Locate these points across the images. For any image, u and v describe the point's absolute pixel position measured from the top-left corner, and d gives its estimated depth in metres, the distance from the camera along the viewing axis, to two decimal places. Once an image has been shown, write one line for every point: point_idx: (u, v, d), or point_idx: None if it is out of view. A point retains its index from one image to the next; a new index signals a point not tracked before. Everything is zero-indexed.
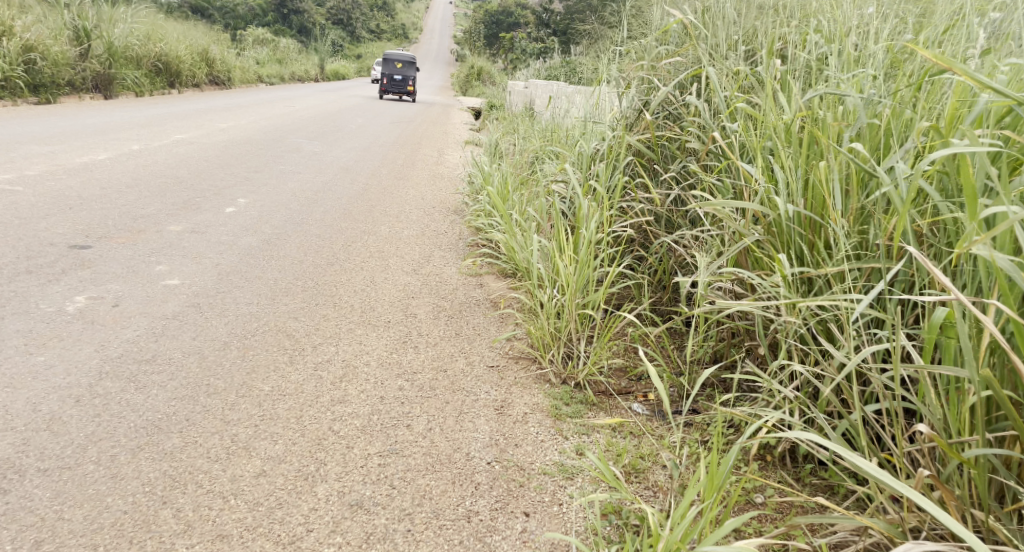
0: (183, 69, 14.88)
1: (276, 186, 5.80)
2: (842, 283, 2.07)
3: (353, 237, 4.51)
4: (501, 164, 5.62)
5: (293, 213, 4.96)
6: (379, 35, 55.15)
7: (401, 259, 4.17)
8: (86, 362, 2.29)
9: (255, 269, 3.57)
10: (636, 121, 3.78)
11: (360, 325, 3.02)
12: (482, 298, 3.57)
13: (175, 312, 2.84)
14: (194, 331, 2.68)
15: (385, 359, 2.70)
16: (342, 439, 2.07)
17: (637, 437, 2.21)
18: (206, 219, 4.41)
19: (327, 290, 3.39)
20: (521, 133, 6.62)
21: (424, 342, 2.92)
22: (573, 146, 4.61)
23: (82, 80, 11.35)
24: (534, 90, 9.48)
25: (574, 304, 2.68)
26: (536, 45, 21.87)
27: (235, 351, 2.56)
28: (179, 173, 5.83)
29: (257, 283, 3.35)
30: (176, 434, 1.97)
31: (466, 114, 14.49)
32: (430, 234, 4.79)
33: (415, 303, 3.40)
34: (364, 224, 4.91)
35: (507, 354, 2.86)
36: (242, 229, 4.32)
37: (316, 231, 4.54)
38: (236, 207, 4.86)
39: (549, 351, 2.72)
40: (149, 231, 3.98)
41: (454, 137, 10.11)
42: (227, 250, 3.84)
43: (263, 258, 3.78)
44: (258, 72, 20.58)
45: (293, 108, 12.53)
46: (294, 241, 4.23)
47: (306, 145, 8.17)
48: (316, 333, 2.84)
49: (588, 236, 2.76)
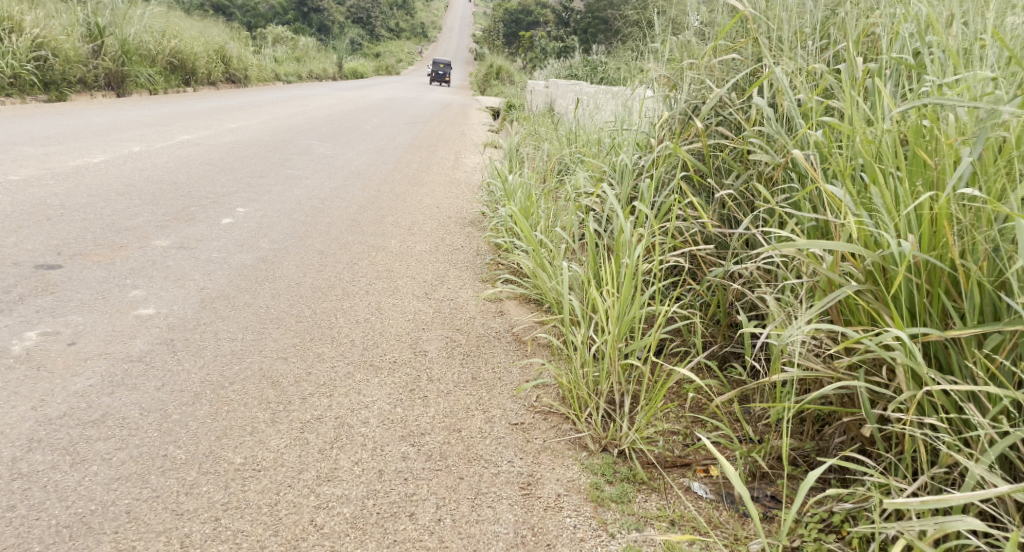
0: (199, 66, 14.54)
1: (281, 193, 5.38)
2: (977, 349, 1.57)
3: (360, 253, 4.08)
4: (523, 171, 5.17)
5: (297, 224, 4.53)
6: (400, 34, 54.76)
7: (412, 280, 3.73)
8: (17, 427, 1.89)
9: (246, 294, 3.14)
10: (682, 129, 3.34)
11: (359, 367, 2.57)
12: (502, 331, 3.12)
13: (143, 350, 2.41)
14: (161, 378, 2.24)
15: (388, 414, 2.26)
16: (324, 540, 1.67)
17: (704, 537, 1.78)
18: (198, 233, 4.00)
19: (325, 321, 2.96)
20: (544, 137, 6.16)
21: (435, 391, 2.48)
22: (606, 154, 4.15)
23: (94, 77, 11.00)
24: (557, 90, 9.03)
25: (616, 353, 2.24)
26: (555, 45, 21.47)
27: (207, 403, 2.14)
28: (177, 178, 5.43)
29: (245, 312, 2.93)
30: (109, 538, 1.60)
31: (484, 113, 14.03)
32: (445, 250, 4.34)
33: (426, 338, 2.96)
34: (374, 237, 4.48)
35: (535, 408, 2.41)
36: (237, 244, 3.90)
37: (320, 246, 4.11)
38: (233, 218, 4.45)
39: (585, 408, 2.27)
40: (131, 246, 3.56)
41: (471, 139, 9.66)
42: (216, 270, 3.42)
43: (257, 279, 3.36)
44: (276, 71, 20.25)
45: (308, 108, 12.15)
46: (294, 259, 3.79)
47: (316, 147, 7.75)
48: (308, 380, 2.41)
49: (632, 269, 2.31)
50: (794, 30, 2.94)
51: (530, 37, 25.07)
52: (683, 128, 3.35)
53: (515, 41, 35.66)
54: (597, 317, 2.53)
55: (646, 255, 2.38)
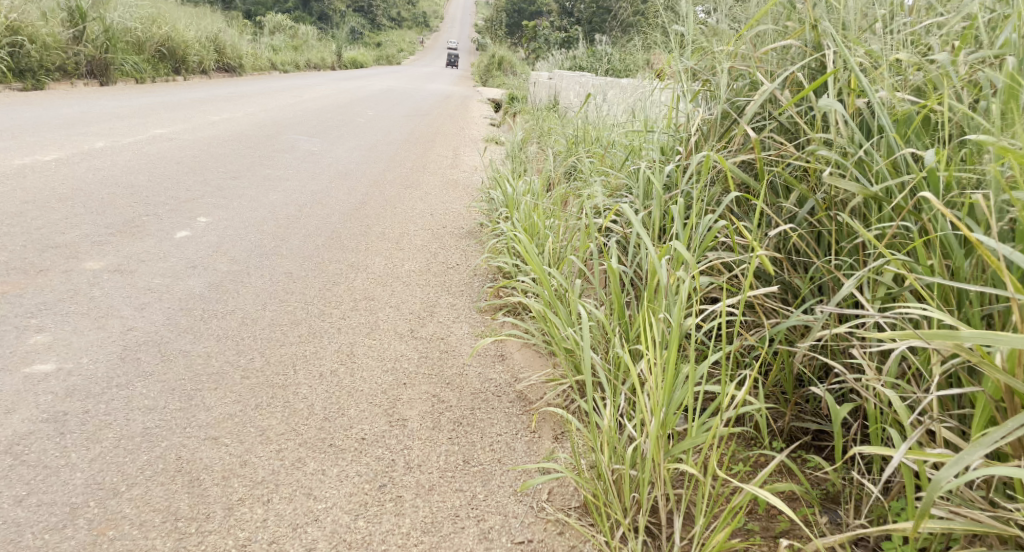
0: (190, 55, 13.85)
1: (254, 198, 4.76)
2: None
3: (336, 276, 3.46)
4: (528, 177, 4.52)
5: (267, 238, 3.91)
6: (402, 24, 53.89)
7: (396, 312, 3.12)
8: None
9: (184, 336, 2.52)
10: (722, 133, 2.71)
11: (313, 451, 1.95)
12: (504, 387, 2.51)
13: (19, 435, 1.82)
14: (31, 484, 1.67)
15: (343, 534, 1.66)
16: None
17: None
18: (143, 250, 3.38)
19: (279, 378, 2.35)
20: (553, 138, 5.51)
21: (412, 489, 1.85)
22: (627, 161, 3.51)
23: (76, 64, 10.34)
24: (565, 83, 8.33)
25: (662, 456, 1.64)
26: (559, 36, 20.74)
27: (83, 526, 1.57)
28: (136, 180, 4.80)
29: (179, 363, 2.32)
30: None
31: (485, 106, 13.33)
32: (436, 270, 3.73)
33: (408, 401, 2.34)
34: (355, 253, 3.86)
35: (548, 515, 1.82)
36: (188, 265, 3.27)
37: (290, 267, 3.49)
38: (191, 230, 3.83)
39: (617, 528, 1.69)
40: (54, 270, 2.95)
41: (472, 134, 8.99)
42: (154, 301, 2.79)
43: (202, 314, 2.75)
44: (273, 61, 19.51)
45: (302, 99, 11.46)
46: (255, 284, 3.18)
47: (303, 143, 7.11)
48: (240, 477, 1.79)
49: (679, 335, 1.70)
50: (866, 7, 2.29)
51: (534, 27, 24.33)
52: (721, 132, 2.72)
53: (519, 32, 34.87)
54: (627, 391, 1.93)
55: (695, 311, 1.77)
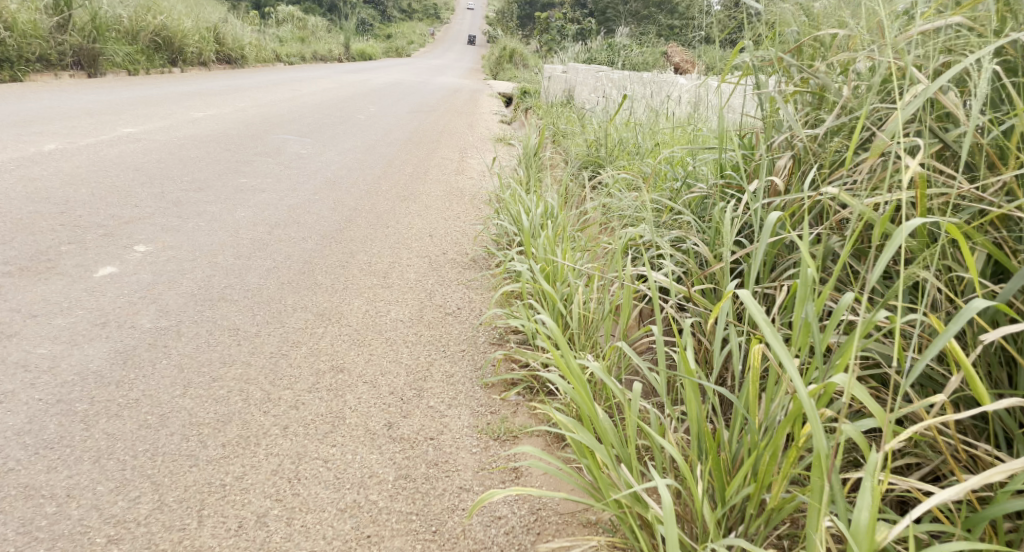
0: (189, 45, 12.95)
1: (217, 216, 3.94)
2: None
3: (297, 332, 2.63)
4: (546, 193, 3.67)
5: (218, 274, 3.09)
6: (413, 16, 52.93)
7: (371, 390, 2.28)
8: None
9: (41, 455, 1.76)
10: (829, 155, 1.86)
11: None
12: (521, 536, 1.68)
13: None
14: None
15: None
16: None
17: None
18: (41, 299, 2.58)
19: (170, 539, 1.58)
20: (575, 144, 4.63)
21: None
22: (685, 186, 2.66)
23: (60, 55, 9.50)
24: (584, 77, 7.42)
25: None
26: (574, 28, 19.74)
27: None
28: (76, 193, 4.00)
29: (11, 514, 1.59)
30: None
31: (494, 101, 12.45)
32: (431, 319, 2.88)
33: None
34: (328, 295, 3.03)
35: None
36: (96, 321, 2.47)
37: (237, 319, 2.67)
38: (120, 265, 3.03)
39: None
40: None
41: (481, 134, 8.11)
42: (22, 391, 1.99)
43: (86, 408, 1.95)
44: (279, 52, 18.66)
45: (301, 93, 10.60)
46: (182, 348, 2.37)
47: (290, 146, 6.27)
48: None
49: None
50: None
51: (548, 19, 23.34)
52: (824, 155, 1.86)
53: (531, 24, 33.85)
54: None
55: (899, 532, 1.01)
